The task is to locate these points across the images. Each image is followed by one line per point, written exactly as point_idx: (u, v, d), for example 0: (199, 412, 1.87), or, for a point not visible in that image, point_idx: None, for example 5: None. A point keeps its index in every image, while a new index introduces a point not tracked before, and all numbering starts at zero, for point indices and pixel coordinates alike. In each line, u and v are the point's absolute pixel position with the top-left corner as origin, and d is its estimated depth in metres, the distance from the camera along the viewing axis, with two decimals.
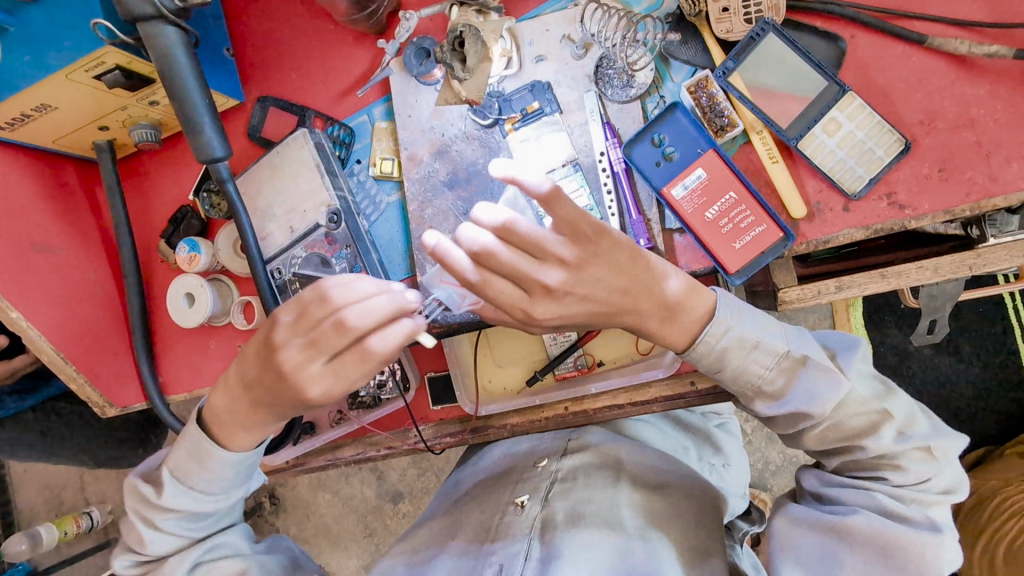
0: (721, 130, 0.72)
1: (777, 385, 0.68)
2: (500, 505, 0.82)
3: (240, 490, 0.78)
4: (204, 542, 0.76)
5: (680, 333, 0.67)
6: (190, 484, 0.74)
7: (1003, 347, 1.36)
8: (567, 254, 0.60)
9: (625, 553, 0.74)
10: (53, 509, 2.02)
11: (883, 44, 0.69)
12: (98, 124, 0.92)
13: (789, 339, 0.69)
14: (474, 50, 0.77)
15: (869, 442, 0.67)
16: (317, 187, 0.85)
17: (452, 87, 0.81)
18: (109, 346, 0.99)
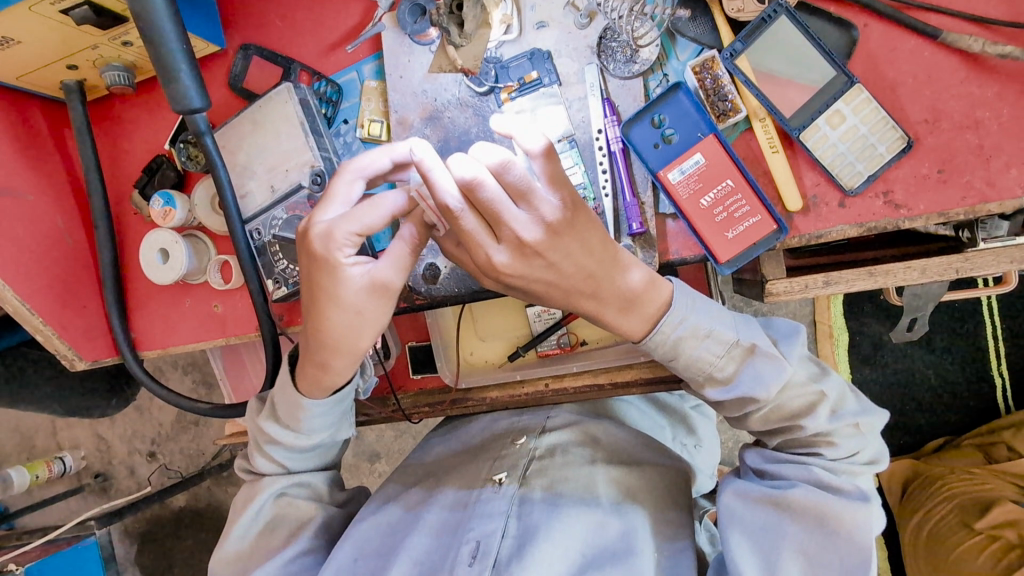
0: (723, 115, 0.70)
1: (727, 372, 0.67)
2: (477, 481, 0.83)
3: (325, 434, 0.81)
4: (294, 475, 0.83)
5: (637, 320, 0.66)
6: (290, 417, 0.78)
7: (974, 344, 1.39)
8: (550, 214, 0.60)
9: (598, 530, 0.76)
10: (25, 452, 2.01)
11: (895, 36, 0.66)
12: (66, 63, 0.86)
13: (738, 328, 0.68)
14: (473, 15, 0.75)
15: (807, 422, 0.68)
16: (300, 146, 0.81)
17: (446, 53, 0.78)
18: (79, 299, 0.96)
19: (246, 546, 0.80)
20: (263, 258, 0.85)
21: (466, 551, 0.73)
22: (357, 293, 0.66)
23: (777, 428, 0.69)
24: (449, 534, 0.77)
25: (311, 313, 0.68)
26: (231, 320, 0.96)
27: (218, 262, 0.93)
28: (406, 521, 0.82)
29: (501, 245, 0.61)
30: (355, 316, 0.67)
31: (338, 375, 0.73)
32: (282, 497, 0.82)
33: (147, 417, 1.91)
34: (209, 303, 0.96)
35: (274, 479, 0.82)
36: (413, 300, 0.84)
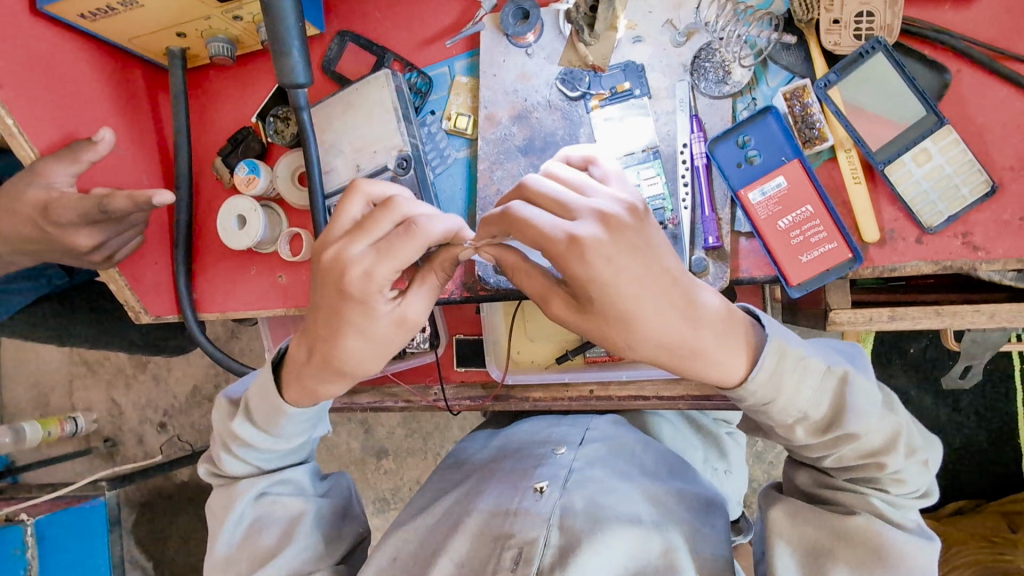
0: (810, 142, 0.72)
1: (822, 411, 0.66)
2: (519, 488, 0.80)
3: (301, 437, 0.78)
4: (271, 474, 0.79)
5: (733, 359, 0.64)
6: (262, 417, 0.75)
7: (1003, 408, 1.38)
8: (598, 217, 0.59)
9: (643, 545, 0.75)
10: (40, 408, 2.04)
11: (986, 84, 0.68)
12: (176, 30, 0.91)
13: (827, 356, 0.67)
14: (604, 16, 0.77)
15: (889, 459, 0.66)
16: (390, 130, 0.84)
17: (575, 50, 0.80)
18: (150, 254, 0.99)
19: (236, 547, 0.77)
20: None
21: (508, 556, 0.72)
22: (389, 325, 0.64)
23: (832, 447, 0.67)
24: (490, 537, 0.75)
25: (323, 341, 0.66)
26: (293, 291, 0.98)
27: (289, 235, 0.96)
28: (443, 526, 0.81)
29: (586, 223, 0.59)
30: (373, 345, 0.65)
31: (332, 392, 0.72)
32: (266, 496, 0.79)
33: (163, 388, 1.94)
34: (274, 273, 0.99)
35: (253, 479, 0.78)
36: (478, 290, 0.86)
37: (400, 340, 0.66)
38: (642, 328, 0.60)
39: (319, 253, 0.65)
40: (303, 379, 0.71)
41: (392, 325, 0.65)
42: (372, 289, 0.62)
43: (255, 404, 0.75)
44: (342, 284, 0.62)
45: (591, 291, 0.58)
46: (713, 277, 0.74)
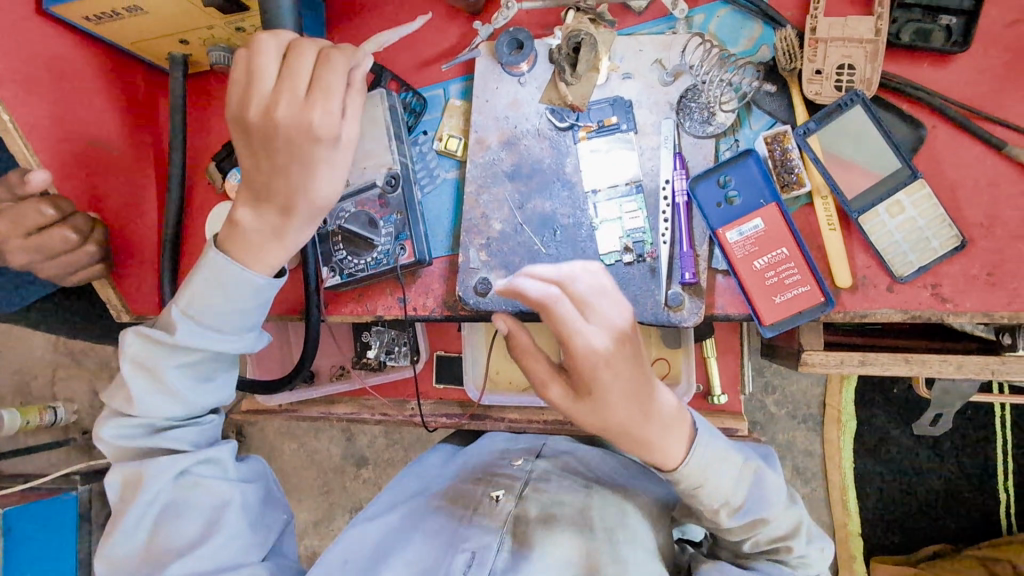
0: (788, 186, 0.74)
1: (742, 497, 0.69)
2: (474, 495, 0.80)
3: (247, 344, 0.71)
4: (196, 452, 0.72)
5: (678, 444, 0.65)
6: (208, 317, 0.67)
7: (982, 455, 1.39)
8: (613, 321, 0.58)
9: (589, 554, 0.74)
10: (19, 396, 2.01)
11: (961, 142, 0.70)
12: (180, 37, 0.92)
13: (743, 451, 0.72)
14: (587, 57, 0.79)
15: (794, 542, 0.73)
16: (381, 148, 0.86)
17: (556, 88, 0.82)
18: (136, 253, 1.00)
19: (146, 543, 0.70)
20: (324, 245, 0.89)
21: (460, 561, 0.72)
22: (320, 141, 0.60)
23: (746, 533, 0.71)
24: (444, 538, 0.75)
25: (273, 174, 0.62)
26: None
27: None
28: (398, 530, 0.80)
29: (595, 329, 0.57)
30: (307, 162, 0.61)
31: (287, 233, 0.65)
32: (188, 476, 0.71)
33: None
34: None
35: (175, 458, 0.70)
36: (458, 310, 0.87)
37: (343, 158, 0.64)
38: (614, 413, 0.61)
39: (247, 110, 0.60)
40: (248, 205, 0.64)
41: (311, 133, 0.59)
42: (296, 57, 0.59)
43: (202, 312, 0.67)
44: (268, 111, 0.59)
45: (586, 380, 0.59)
46: (689, 312, 0.75)
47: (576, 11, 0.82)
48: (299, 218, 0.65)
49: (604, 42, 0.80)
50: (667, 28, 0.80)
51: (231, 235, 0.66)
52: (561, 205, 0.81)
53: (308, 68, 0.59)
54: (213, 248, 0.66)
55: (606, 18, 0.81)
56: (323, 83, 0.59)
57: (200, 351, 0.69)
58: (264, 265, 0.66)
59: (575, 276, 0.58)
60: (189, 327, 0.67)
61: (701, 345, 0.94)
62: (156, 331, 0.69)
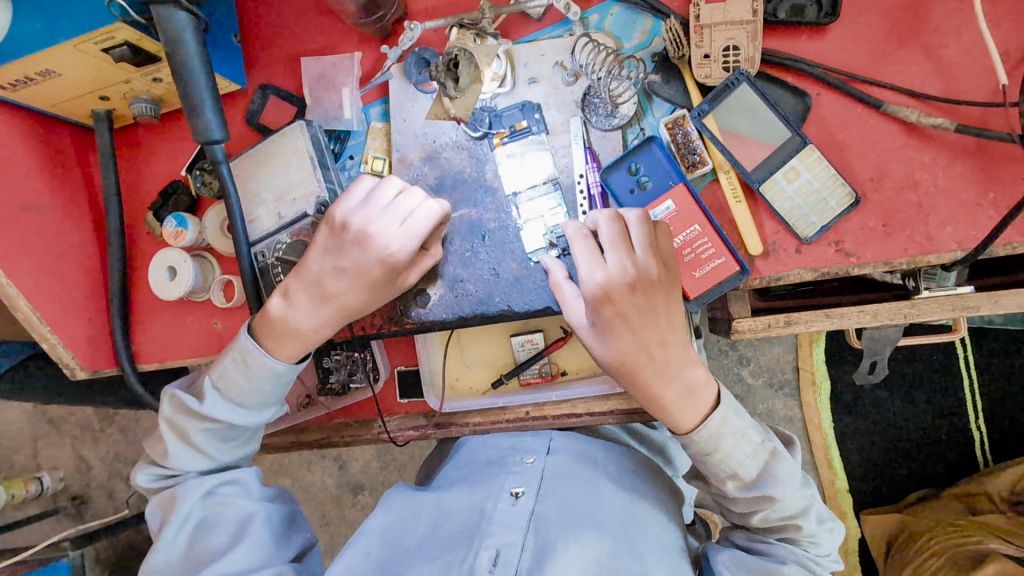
0: (692, 166, 0.78)
1: (752, 471, 0.74)
2: (494, 491, 0.83)
3: (270, 410, 0.86)
4: (222, 474, 0.84)
5: (690, 412, 0.74)
6: (231, 389, 0.82)
7: (950, 396, 1.43)
8: (639, 266, 0.71)
9: (612, 554, 0.75)
10: (3, 471, 1.96)
11: (844, 105, 0.75)
12: (100, 94, 0.94)
13: (762, 432, 0.76)
14: (467, 72, 0.83)
15: (803, 520, 0.76)
16: (307, 178, 0.88)
17: (442, 103, 0.86)
18: (85, 310, 1.00)
19: (181, 559, 0.80)
20: (266, 278, 0.91)
21: (486, 557, 0.74)
22: (377, 257, 0.76)
23: (756, 506, 0.75)
24: (467, 537, 0.77)
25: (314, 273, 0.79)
26: (230, 336, 1.01)
27: (222, 282, 0.99)
28: (421, 522, 0.82)
29: (608, 269, 0.71)
30: (361, 288, 0.79)
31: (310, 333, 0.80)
32: (215, 495, 0.83)
33: (131, 439, 1.91)
34: (211, 321, 1.01)
35: (200, 479, 0.82)
36: (404, 322, 0.86)
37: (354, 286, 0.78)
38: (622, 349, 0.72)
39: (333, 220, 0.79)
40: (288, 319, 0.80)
41: (377, 265, 0.77)
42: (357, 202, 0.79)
43: (225, 383, 0.82)
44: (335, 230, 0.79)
45: (601, 306, 0.71)
46: None
47: (459, 27, 0.84)
48: (330, 316, 0.80)
49: (485, 55, 0.83)
50: (565, 32, 0.83)
51: (262, 321, 0.81)
52: (486, 211, 0.84)
53: (394, 197, 0.78)
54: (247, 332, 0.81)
55: (489, 31, 0.83)
56: (395, 207, 0.77)
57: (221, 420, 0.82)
58: (287, 352, 0.81)
59: (634, 218, 0.72)
60: (214, 396, 0.81)
61: None
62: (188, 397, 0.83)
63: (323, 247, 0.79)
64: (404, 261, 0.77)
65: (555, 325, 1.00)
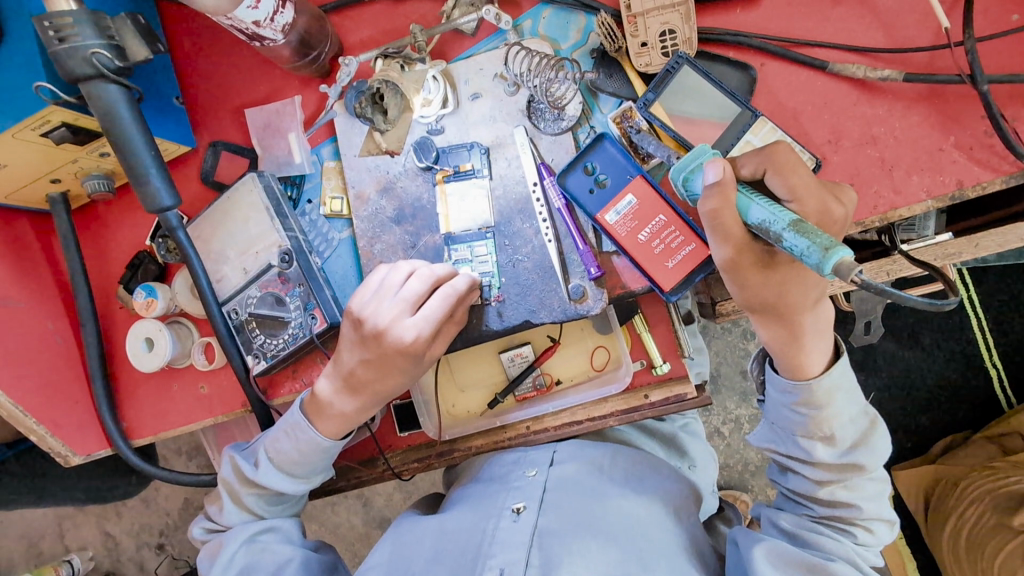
0: (647, 157, 0.77)
1: (851, 437, 0.70)
2: (495, 509, 0.81)
3: (320, 477, 0.83)
4: (266, 521, 0.82)
5: (862, 426, 0.71)
6: (285, 461, 0.80)
7: (963, 337, 1.37)
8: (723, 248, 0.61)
9: (620, 565, 0.73)
10: (32, 559, 1.84)
11: (789, 70, 0.73)
12: (51, 177, 0.93)
13: (872, 422, 0.71)
14: (394, 103, 0.85)
15: (866, 504, 0.71)
16: (267, 230, 0.87)
17: (372, 138, 0.86)
18: (69, 395, 0.99)
19: None
20: (242, 336, 0.90)
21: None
22: (396, 349, 0.74)
23: (840, 476, 0.70)
24: (470, 559, 0.76)
25: (348, 369, 0.76)
26: (217, 398, 0.99)
27: (201, 344, 0.98)
28: (425, 550, 0.80)
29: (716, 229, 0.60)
30: (391, 375, 0.76)
31: (354, 418, 0.79)
32: (257, 541, 0.80)
33: (154, 509, 1.81)
34: (196, 386, 1.00)
35: (247, 522, 0.81)
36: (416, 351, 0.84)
37: (385, 372, 0.76)
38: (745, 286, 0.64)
39: (359, 309, 0.75)
40: (330, 406, 0.78)
41: (398, 356, 0.74)
42: (392, 293, 0.74)
43: (277, 454, 0.80)
44: (360, 321, 0.74)
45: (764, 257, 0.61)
46: (593, 300, 0.78)
47: (384, 57, 0.84)
48: (365, 403, 0.78)
49: (412, 83, 0.83)
50: (500, 42, 0.82)
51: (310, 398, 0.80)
52: (451, 233, 0.83)
53: (406, 282, 0.74)
54: (297, 406, 0.80)
55: (415, 57, 0.83)
56: (400, 294, 0.73)
57: (273, 489, 0.81)
58: (327, 430, 0.79)
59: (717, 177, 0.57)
60: (267, 466, 0.80)
61: (631, 323, 0.95)
62: (244, 460, 0.82)
63: (349, 340, 0.76)
64: (424, 345, 0.74)
65: (543, 335, 0.98)
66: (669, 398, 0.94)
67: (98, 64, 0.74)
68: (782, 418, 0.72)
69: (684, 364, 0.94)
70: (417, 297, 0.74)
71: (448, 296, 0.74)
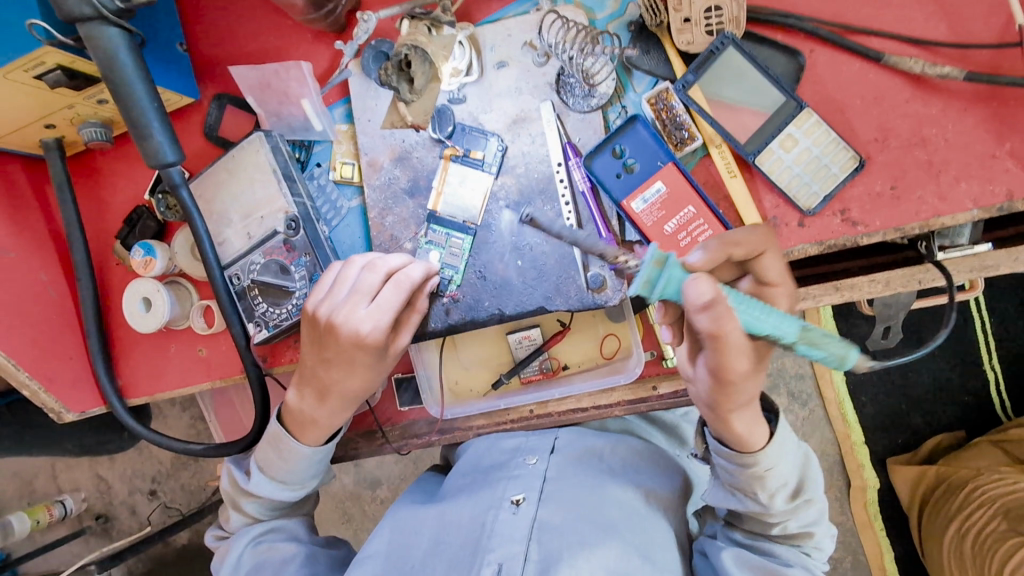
0: (681, 143, 0.72)
1: (795, 477, 0.70)
2: (494, 500, 0.80)
3: (315, 481, 0.83)
4: (268, 522, 0.83)
5: (801, 459, 0.72)
6: (274, 470, 0.79)
7: (965, 339, 1.34)
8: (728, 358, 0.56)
9: (622, 558, 0.73)
10: (25, 498, 1.84)
11: (840, 59, 0.68)
12: (45, 122, 0.88)
13: (804, 456, 0.72)
14: (422, 71, 0.79)
15: (816, 528, 0.72)
16: (273, 194, 0.82)
17: (397, 109, 0.81)
18: (63, 350, 0.96)
19: None
20: (243, 302, 0.86)
21: (488, 573, 0.72)
22: (354, 343, 0.70)
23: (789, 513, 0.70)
24: (469, 553, 0.75)
25: (314, 365, 0.74)
26: (216, 363, 0.97)
27: (200, 307, 0.95)
28: (421, 541, 0.80)
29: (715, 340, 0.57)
30: (352, 371, 0.73)
31: (326, 419, 0.76)
32: (262, 542, 0.81)
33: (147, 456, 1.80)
34: (194, 348, 0.97)
35: (251, 524, 0.82)
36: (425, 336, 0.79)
37: (343, 367, 0.72)
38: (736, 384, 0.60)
39: (315, 308, 0.72)
40: (303, 402, 0.76)
41: (355, 350, 0.70)
42: (346, 287, 0.71)
43: (266, 463, 0.79)
44: (315, 316, 0.72)
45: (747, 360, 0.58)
46: (612, 291, 0.74)
47: (411, 19, 0.79)
48: (335, 405, 0.75)
49: (442, 49, 0.78)
50: (530, 7, 0.77)
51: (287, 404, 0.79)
52: (435, 213, 0.79)
53: (361, 274, 0.71)
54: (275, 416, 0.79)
55: (444, 19, 0.77)
56: (358, 285, 0.70)
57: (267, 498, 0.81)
58: (307, 436, 0.78)
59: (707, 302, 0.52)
60: (258, 475, 0.80)
61: (645, 313, 0.93)
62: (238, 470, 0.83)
63: (309, 339, 0.74)
64: (383, 337, 0.71)
65: (553, 319, 0.95)
66: (678, 392, 0.92)
67: (98, 3, 0.68)
68: (731, 480, 0.70)
69: None
70: (373, 289, 0.70)
71: (404, 284, 0.70)
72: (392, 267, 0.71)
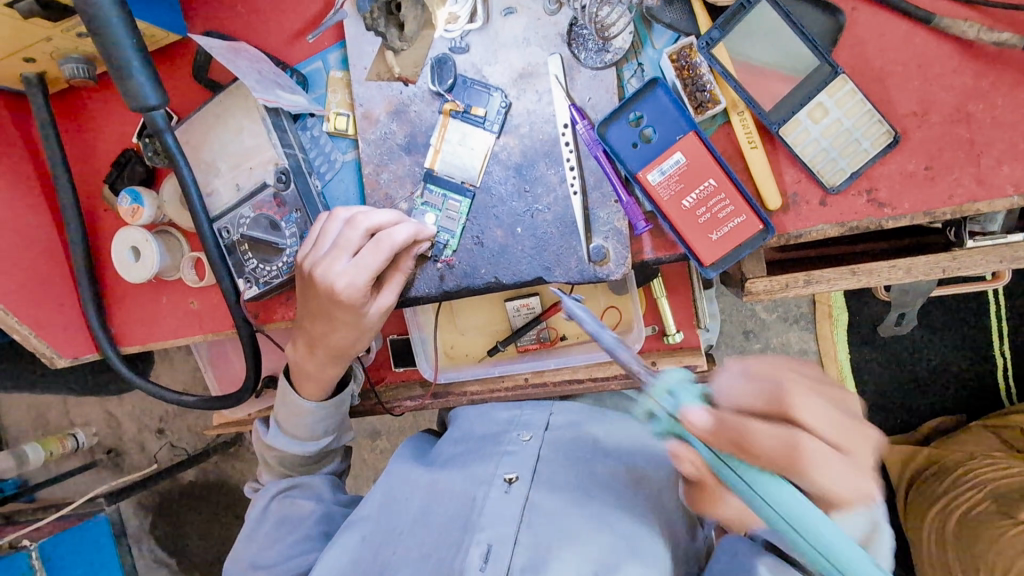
0: (702, 107, 0.66)
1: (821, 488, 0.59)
2: (484, 477, 0.79)
3: (330, 437, 0.82)
4: (294, 479, 0.83)
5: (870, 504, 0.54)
6: (290, 422, 0.80)
7: (978, 323, 1.29)
8: None
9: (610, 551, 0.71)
10: (40, 428, 1.88)
11: (885, 21, 0.62)
12: (24, 56, 0.82)
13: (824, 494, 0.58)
14: (414, 16, 0.74)
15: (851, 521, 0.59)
16: (263, 144, 0.78)
17: (384, 59, 0.75)
18: (54, 296, 0.94)
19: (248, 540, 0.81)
20: (233, 258, 0.83)
21: (476, 553, 0.71)
22: (335, 300, 0.67)
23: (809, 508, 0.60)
24: (458, 531, 0.74)
25: (302, 315, 0.72)
26: (208, 316, 0.95)
27: (191, 259, 0.92)
28: (409, 508, 0.79)
29: None
30: (333, 326, 0.71)
31: (321, 367, 0.75)
32: (286, 497, 0.81)
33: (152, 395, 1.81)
34: (186, 300, 0.96)
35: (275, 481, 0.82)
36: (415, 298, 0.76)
37: (325, 323, 0.70)
38: None
39: (300, 259, 0.69)
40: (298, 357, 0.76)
41: (335, 306, 0.68)
42: (331, 240, 0.68)
43: (280, 416, 0.80)
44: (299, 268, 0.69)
45: None
46: (615, 264, 0.70)
47: None
48: (323, 355, 0.74)
49: None
50: None
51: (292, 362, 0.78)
52: (433, 171, 0.74)
53: (344, 228, 0.68)
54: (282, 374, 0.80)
55: None
56: (342, 240, 0.67)
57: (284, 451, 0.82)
58: (310, 389, 0.77)
59: None
60: (275, 428, 0.82)
61: (649, 285, 0.89)
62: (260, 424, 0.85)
63: (294, 291, 0.71)
64: (364, 297, 0.68)
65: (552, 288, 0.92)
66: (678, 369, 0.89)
67: None
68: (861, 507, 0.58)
69: (697, 335, 0.90)
70: (357, 245, 0.67)
71: (390, 244, 0.67)
72: (380, 225, 0.68)
